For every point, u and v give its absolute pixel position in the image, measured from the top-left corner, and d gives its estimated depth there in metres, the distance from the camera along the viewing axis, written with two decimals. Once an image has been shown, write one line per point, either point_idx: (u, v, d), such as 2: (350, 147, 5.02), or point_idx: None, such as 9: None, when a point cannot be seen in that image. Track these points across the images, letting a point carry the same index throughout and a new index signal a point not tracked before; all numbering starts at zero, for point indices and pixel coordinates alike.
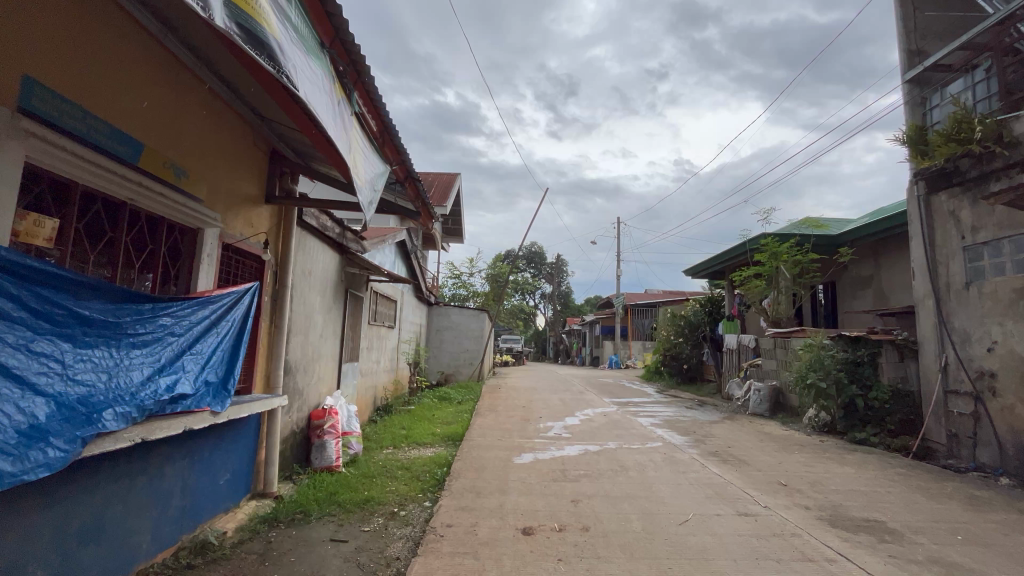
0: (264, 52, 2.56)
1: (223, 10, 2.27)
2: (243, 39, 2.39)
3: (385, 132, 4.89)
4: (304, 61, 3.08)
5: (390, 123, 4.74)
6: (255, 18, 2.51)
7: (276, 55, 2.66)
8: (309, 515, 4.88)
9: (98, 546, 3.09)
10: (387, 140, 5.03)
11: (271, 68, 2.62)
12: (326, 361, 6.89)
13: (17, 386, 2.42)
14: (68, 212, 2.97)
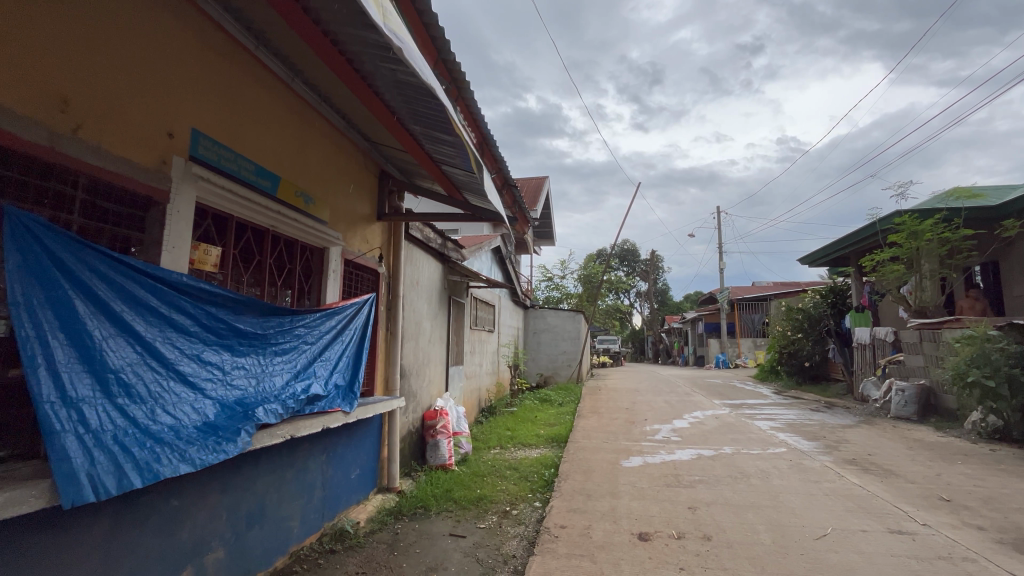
0: (418, 68, 2.79)
1: (388, 35, 2.47)
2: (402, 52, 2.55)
3: (484, 143, 5.10)
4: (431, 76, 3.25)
5: (489, 133, 4.95)
6: (407, 39, 2.73)
7: (425, 69, 2.89)
8: (429, 510, 5.20)
9: (261, 528, 3.57)
10: (486, 151, 5.24)
11: (426, 79, 2.84)
12: (435, 365, 7.30)
13: (195, 389, 2.86)
14: (227, 241, 3.48)
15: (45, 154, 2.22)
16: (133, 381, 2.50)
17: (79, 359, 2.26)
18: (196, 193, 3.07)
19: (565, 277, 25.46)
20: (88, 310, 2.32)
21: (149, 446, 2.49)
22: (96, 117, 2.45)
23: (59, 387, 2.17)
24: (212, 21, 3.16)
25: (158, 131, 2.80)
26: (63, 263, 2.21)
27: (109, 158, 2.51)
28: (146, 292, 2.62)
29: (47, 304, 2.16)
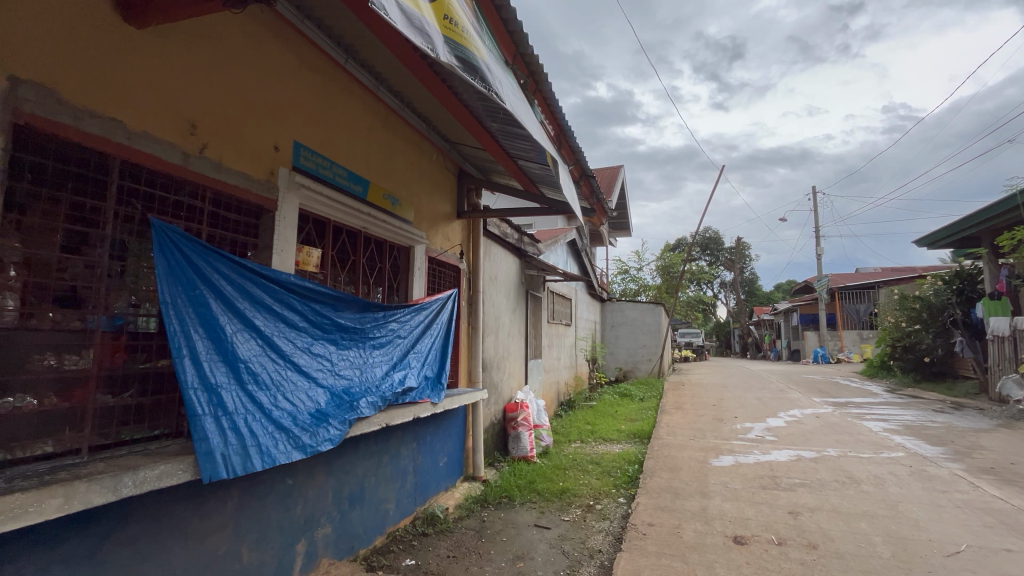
0: (478, 76, 2.80)
1: (447, 47, 2.50)
2: (462, 68, 2.59)
3: (562, 134, 5.06)
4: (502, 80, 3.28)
5: (566, 125, 4.90)
6: (468, 47, 2.75)
7: (486, 77, 2.90)
8: (513, 500, 5.31)
9: (362, 508, 3.85)
10: (564, 142, 5.19)
11: (484, 88, 2.86)
12: (515, 358, 7.41)
13: (307, 379, 3.15)
14: (326, 243, 3.76)
15: (178, 172, 2.53)
16: (259, 370, 2.80)
17: (215, 351, 2.57)
18: (299, 200, 3.36)
19: (642, 268, 24.67)
20: (218, 308, 2.62)
21: (270, 429, 2.78)
22: (217, 136, 2.75)
23: (201, 374, 2.48)
24: (308, 40, 3.41)
25: (267, 145, 3.09)
26: (197, 266, 2.51)
27: (228, 173, 2.82)
28: (262, 291, 2.91)
29: (187, 303, 2.46)
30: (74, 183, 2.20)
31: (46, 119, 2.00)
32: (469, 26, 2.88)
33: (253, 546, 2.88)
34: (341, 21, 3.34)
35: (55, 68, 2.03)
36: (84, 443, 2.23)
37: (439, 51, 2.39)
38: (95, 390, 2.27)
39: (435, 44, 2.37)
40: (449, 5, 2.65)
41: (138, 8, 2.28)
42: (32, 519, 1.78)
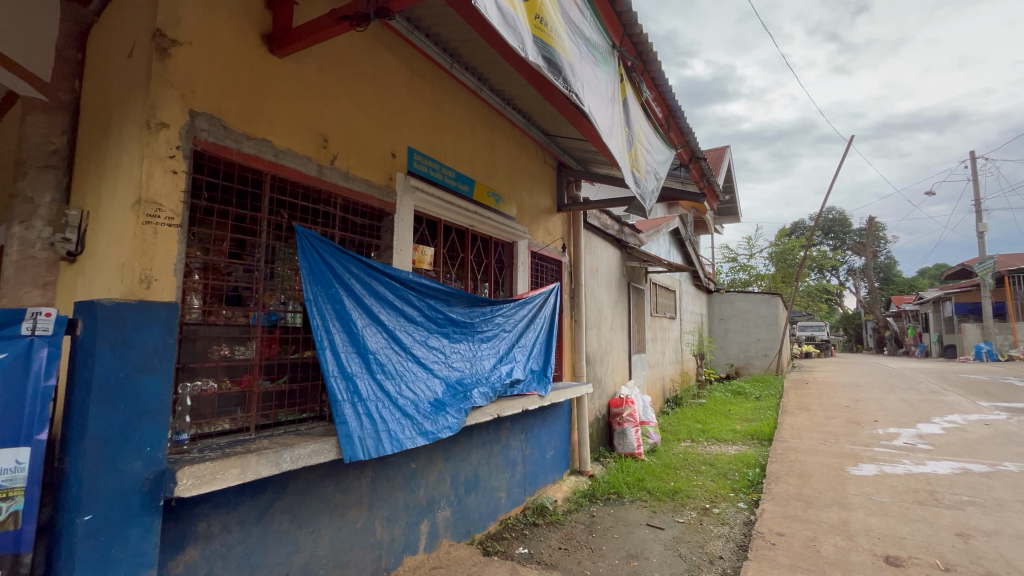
0: (560, 76, 2.72)
1: (533, 46, 2.46)
2: (546, 67, 2.55)
3: (670, 116, 4.81)
4: (590, 72, 3.19)
5: (675, 106, 4.65)
6: (553, 46, 2.67)
7: (568, 77, 2.81)
8: (622, 497, 5.19)
9: (476, 494, 4.02)
10: (672, 125, 4.93)
11: (564, 89, 2.78)
12: (618, 353, 7.23)
13: (426, 370, 3.36)
14: (438, 241, 3.95)
15: (315, 183, 2.81)
16: (385, 361, 3.04)
17: (349, 343, 2.84)
18: (413, 202, 3.58)
19: (753, 256, 22.67)
20: (350, 304, 2.87)
21: (397, 416, 3.01)
22: (345, 148, 3.02)
23: (340, 364, 2.76)
24: (418, 51, 3.60)
25: (386, 153, 3.33)
26: (331, 267, 2.78)
27: (355, 182, 3.08)
28: (385, 288, 3.13)
29: (326, 300, 2.74)
30: (236, 197, 2.54)
31: (216, 143, 2.34)
32: (558, 23, 2.79)
33: (384, 522, 3.13)
34: (447, 27, 3.49)
35: (220, 99, 2.37)
36: (251, 422, 2.57)
37: (526, 50, 2.37)
38: (257, 376, 2.61)
39: (524, 43, 2.35)
40: (543, 5, 2.61)
41: (280, 39, 2.56)
42: (218, 485, 2.09)
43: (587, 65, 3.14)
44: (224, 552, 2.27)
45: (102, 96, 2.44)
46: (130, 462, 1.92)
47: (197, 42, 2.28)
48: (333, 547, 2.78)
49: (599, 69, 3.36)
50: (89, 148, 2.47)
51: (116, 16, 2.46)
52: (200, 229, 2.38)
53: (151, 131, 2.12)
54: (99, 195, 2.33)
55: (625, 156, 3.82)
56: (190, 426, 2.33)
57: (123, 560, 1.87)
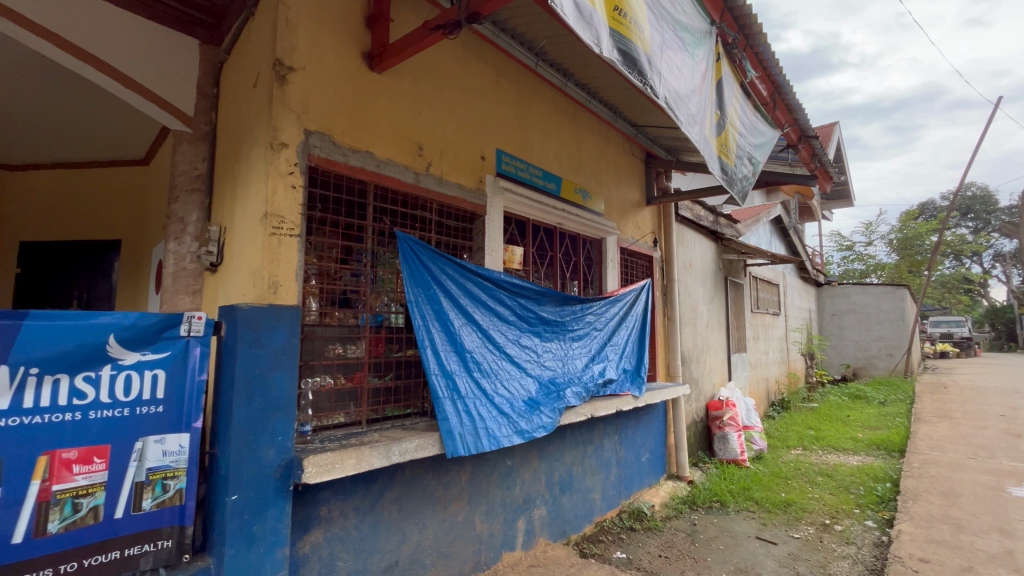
0: (636, 70, 2.57)
1: (609, 41, 2.36)
2: (622, 62, 2.43)
3: (776, 94, 4.40)
4: (677, 57, 3.03)
5: (784, 82, 4.25)
6: (631, 38, 2.54)
7: (646, 70, 2.65)
8: (727, 506, 4.86)
9: (571, 494, 3.98)
10: (779, 102, 4.51)
11: (641, 83, 2.63)
12: (716, 352, 6.79)
13: (520, 369, 3.38)
14: (527, 240, 3.97)
15: (412, 189, 2.95)
16: (481, 360, 3.11)
17: (448, 342, 2.94)
18: (503, 202, 3.62)
19: (871, 243, 20.15)
20: (447, 305, 2.98)
21: (494, 413, 3.07)
22: (439, 154, 3.13)
23: (439, 362, 2.87)
24: (504, 52, 3.64)
25: (476, 156, 3.40)
26: (429, 269, 2.90)
27: (448, 186, 3.18)
28: (479, 288, 3.20)
29: (425, 300, 2.86)
30: (346, 207, 2.73)
31: (327, 158, 2.54)
32: (640, 13, 2.65)
33: (483, 517, 3.20)
34: (532, 26, 3.48)
35: (329, 118, 2.56)
36: (363, 416, 2.76)
37: (602, 46, 2.28)
38: (367, 373, 2.79)
39: (599, 39, 2.27)
40: None
41: (379, 56, 2.72)
42: (337, 474, 2.26)
43: (673, 50, 2.98)
44: (343, 536, 2.45)
45: (234, 124, 2.76)
46: (265, 450, 2.13)
47: (309, 66, 2.49)
48: (437, 538, 2.90)
49: (688, 52, 3.17)
50: (225, 170, 2.79)
51: (243, 51, 2.76)
52: (316, 237, 2.60)
53: (274, 151, 2.34)
54: (234, 212, 2.62)
55: (713, 142, 3.58)
56: (312, 418, 2.55)
57: (263, 538, 2.09)
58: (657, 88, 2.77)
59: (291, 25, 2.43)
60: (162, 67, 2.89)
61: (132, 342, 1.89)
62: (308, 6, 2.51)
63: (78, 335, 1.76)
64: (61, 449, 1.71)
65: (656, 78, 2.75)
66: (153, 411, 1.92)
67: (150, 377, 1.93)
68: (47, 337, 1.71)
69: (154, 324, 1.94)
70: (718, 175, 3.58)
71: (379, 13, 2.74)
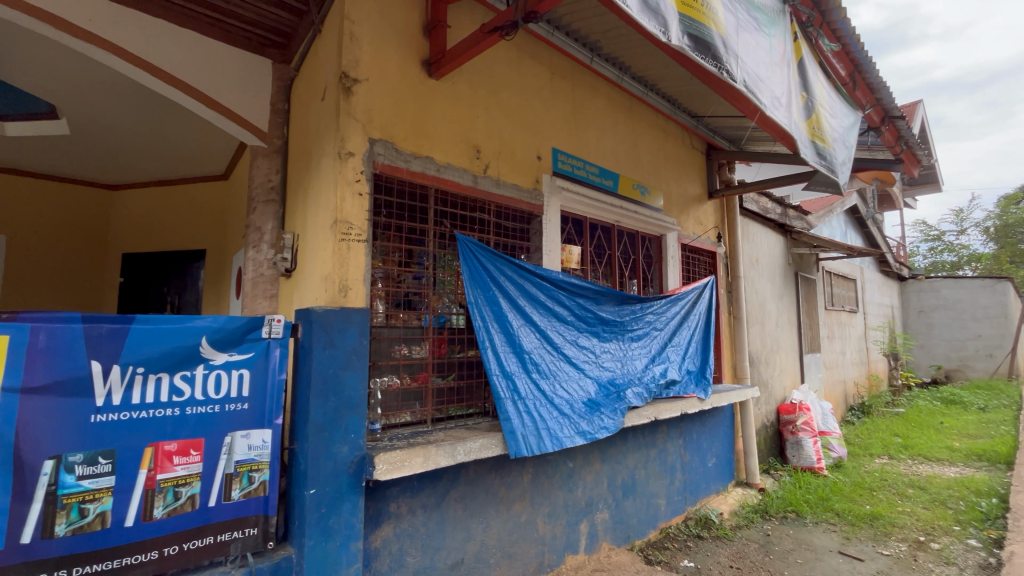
0: (710, 54, 2.46)
1: (678, 27, 2.28)
2: (693, 47, 2.34)
3: (857, 72, 4.08)
4: (752, 39, 2.87)
5: (866, 59, 3.94)
6: (703, 22, 2.44)
7: (720, 54, 2.53)
8: (804, 517, 4.56)
9: (634, 498, 3.87)
10: (860, 81, 4.18)
11: (716, 68, 2.51)
12: (787, 352, 6.39)
13: (579, 369, 3.34)
14: (584, 239, 3.91)
15: (471, 192, 2.98)
16: (540, 361, 3.09)
17: (507, 343, 2.95)
18: (560, 202, 3.59)
19: (964, 232, 18.24)
20: (506, 306, 2.99)
21: (554, 414, 3.05)
22: (496, 156, 3.16)
23: (499, 363, 2.88)
24: (559, 50, 3.61)
25: (532, 156, 3.40)
26: (488, 270, 2.92)
27: (505, 187, 3.19)
28: (537, 288, 3.19)
29: (485, 302, 2.88)
30: (408, 211, 2.80)
31: (390, 165, 2.62)
32: None
33: (546, 519, 3.19)
34: (587, 21, 3.43)
35: (392, 126, 2.64)
36: (428, 415, 2.83)
37: (671, 33, 2.21)
38: (431, 373, 2.86)
39: (668, 26, 2.19)
40: None
41: (438, 62, 2.78)
42: (406, 472, 2.32)
43: (746, 32, 2.82)
44: (411, 532, 2.52)
45: (304, 137, 2.91)
46: (340, 446, 2.23)
47: (372, 77, 2.58)
48: (501, 538, 2.91)
49: (764, 33, 3.00)
50: (297, 181, 2.95)
51: (311, 68, 2.91)
52: (381, 242, 2.68)
53: (342, 160, 2.44)
54: (306, 220, 2.77)
55: (798, 125, 3.35)
56: (381, 416, 2.64)
57: (338, 531, 2.18)
58: (733, 71, 2.63)
59: (356, 39, 2.53)
60: (240, 88, 3.10)
61: (221, 343, 2.03)
62: (370, 20, 2.60)
63: (176, 336, 1.93)
64: (163, 442, 1.87)
65: (732, 61, 2.62)
66: (240, 408, 2.06)
67: (237, 376, 2.06)
68: (150, 339, 1.87)
69: (239, 327, 2.08)
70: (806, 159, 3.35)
71: (437, 20, 2.79)
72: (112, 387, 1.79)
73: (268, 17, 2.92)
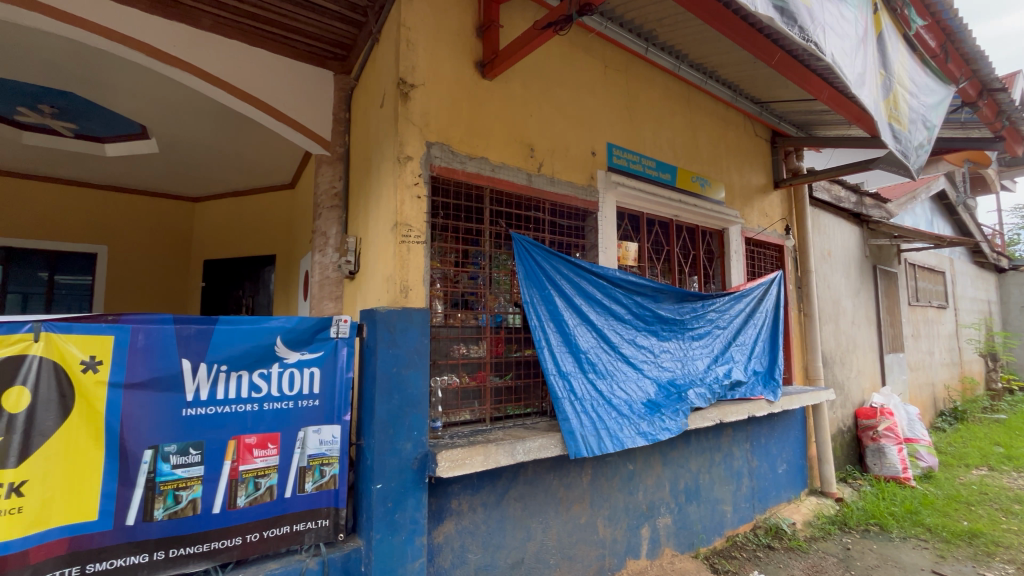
0: (795, 25, 2.29)
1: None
2: (778, 18, 2.18)
3: (949, 44, 3.71)
4: (837, 10, 2.65)
5: (957, 30, 3.59)
6: None
7: (805, 25, 2.35)
8: (889, 531, 4.22)
9: (698, 504, 3.72)
10: (952, 54, 3.79)
11: (802, 40, 2.33)
12: (866, 352, 5.91)
13: (637, 369, 3.24)
14: (642, 235, 3.79)
15: (526, 191, 2.97)
16: (596, 360, 3.03)
17: (563, 343, 2.91)
18: (616, 198, 3.51)
19: None
20: (562, 305, 2.95)
21: (613, 415, 2.98)
22: (550, 153, 3.13)
23: (556, 362, 2.85)
24: (612, 42, 3.52)
25: (587, 152, 3.34)
26: (544, 269, 2.90)
27: (560, 185, 3.16)
28: (594, 287, 3.13)
29: (540, 301, 2.86)
30: (464, 212, 2.83)
31: (447, 167, 2.66)
32: None
33: (606, 522, 3.12)
34: (642, 10, 3.33)
35: (448, 129, 2.68)
36: (487, 414, 2.85)
37: (754, 5, 2.07)
38: (489, 372, 2.88)
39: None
40: None
41: (491, 62, 2.79)
42: (468, 470, 2.35)
43: (834, 2, 2.63)
44: (472, 529, 2.55)
45: (364, 143, 3.01)
46: (404, 443, 2.29)
47: (428, 82, 2.63)
48: (561, 539, 2.88)
49: (849, 4, 2.79)
50: (359, 186, 3.06)
51: (369, 77, 3.01)
52: (439, 243, 2.73)
53: (401, 164, 2.51)
54: (367, 224, 2.87)
55: (881, 106, 3.12)
56: (442, 414, 2.69)
57: (404, 525, 2.24)
58: (819, 44, 2.45)
59: (412, 45, 2.58)
60: (304, 99, 3.26)
61: (294, 343, 2.14)
62: (425, 25, 2.64)
63: (253, 336, 2.05)
64: (245, 435, 2.00)
65: (817, 33, 2.43)
66: (311, 404, 2.16)
67: (309, 374, 2.17)
68: (231, 339, 2.00)
69: (310, 327, 2.18)
70: (889, 143, 3.13)
71: (490, 21, 2.81)
72: (199, 384, 1.93)
73: (329, 31, 3.03)
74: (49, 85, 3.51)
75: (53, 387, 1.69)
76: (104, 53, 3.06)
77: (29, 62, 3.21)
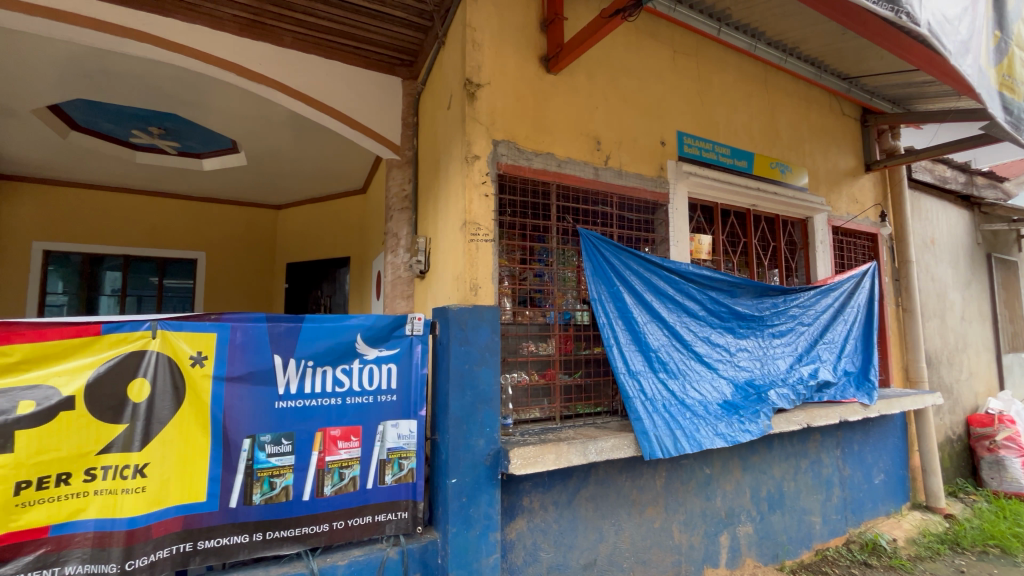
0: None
1: None
2: None
3: None
4: None
5: None
6: None
7: None
8: (1013, 555, 3.78)
9: (783, 513, 3.47)
10: None
11: (892, 13, 2.11)
12: (979, 351, 5.25)
13: (711, 369, 3.07)
14: (716, 227, 3.60)
15: (593, 185, 2.91)
16: (667, 359, 2.91)
17: (632, 341, 2.82)
18: (687, 188, 3.35)
19: None
20: (631, 302, 2.86)
21: (688, 416, 2.84)
22: (617, 146, 3.04)
23: (625, 361, 2.77)
24: (681, 26, 3.36)
25: (656, 142, 3.21)
26: (612, 265, 2.82)
27: (628, 177, 3.06)
28: (666, 282, 3.01)
29: (609, 298, 2.79)
30: (531, 209, 2.82)
31: (513, 164, 2.65)
32: None
33: (682, 527, 2.99)
34: None
35: (514, 126, 2.68)
36: (556, 412, 2.83)
37: None
38: (558, 370, 2.85)
39: None
40: None
41: (556, 56, 2.75)
42: (540, 468, 2.33)
43: None
44: (544, 527, 2.53)
45: (432, 145, 3.08)
46: (477, 439, 2.31)
47: (494, 80, 2.63)
48: (634, 543, 2.80)
49: None
50: (427, 189, 3.14)
51: (436, 81, 3.07)
52: (507, 241, 2.74)
53: (468, 163, 2.53)
54: (437, 224, 2.93)
55: (993, 75, 2.75)
56: (512, 411, 2.70)
57: (478, 520, 2.27)
58: (913, 14, 2.20)
59: (478, 45, 2.60)
60: (375, 107, 3.39)
61: (372, 340, 2.23)
62: (490, 24, 2.65)
63: (336, 333, 2.16)
64: (330, 427, 2.11)
65: (910, 2, 2.19)
66: (389, 399, 2.24)
67: (386, 370, 2.25)
68: (316, 336, 2.12)
69: (387, 324, 2.26)
70: (1002, 117, 2.75)
71: (554, 15, 2.76)
72: (290, 378, 2.06)
73: (398, 39, 3.13)
74: (156, 108, 3.92)
75: (167, 379, 1.87)
76: (201, 76, 3.36)
77: (140, 89, 3.60)
